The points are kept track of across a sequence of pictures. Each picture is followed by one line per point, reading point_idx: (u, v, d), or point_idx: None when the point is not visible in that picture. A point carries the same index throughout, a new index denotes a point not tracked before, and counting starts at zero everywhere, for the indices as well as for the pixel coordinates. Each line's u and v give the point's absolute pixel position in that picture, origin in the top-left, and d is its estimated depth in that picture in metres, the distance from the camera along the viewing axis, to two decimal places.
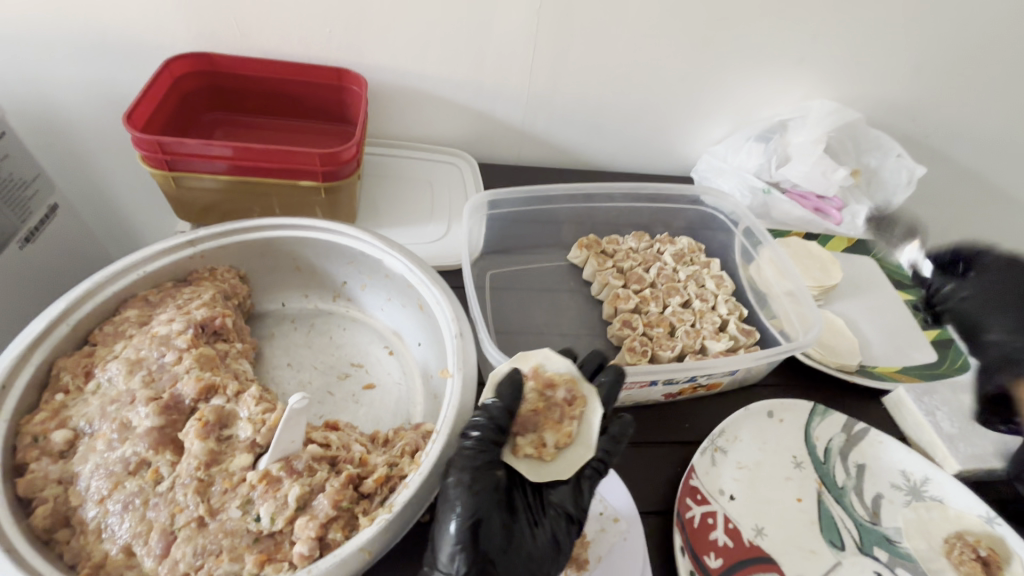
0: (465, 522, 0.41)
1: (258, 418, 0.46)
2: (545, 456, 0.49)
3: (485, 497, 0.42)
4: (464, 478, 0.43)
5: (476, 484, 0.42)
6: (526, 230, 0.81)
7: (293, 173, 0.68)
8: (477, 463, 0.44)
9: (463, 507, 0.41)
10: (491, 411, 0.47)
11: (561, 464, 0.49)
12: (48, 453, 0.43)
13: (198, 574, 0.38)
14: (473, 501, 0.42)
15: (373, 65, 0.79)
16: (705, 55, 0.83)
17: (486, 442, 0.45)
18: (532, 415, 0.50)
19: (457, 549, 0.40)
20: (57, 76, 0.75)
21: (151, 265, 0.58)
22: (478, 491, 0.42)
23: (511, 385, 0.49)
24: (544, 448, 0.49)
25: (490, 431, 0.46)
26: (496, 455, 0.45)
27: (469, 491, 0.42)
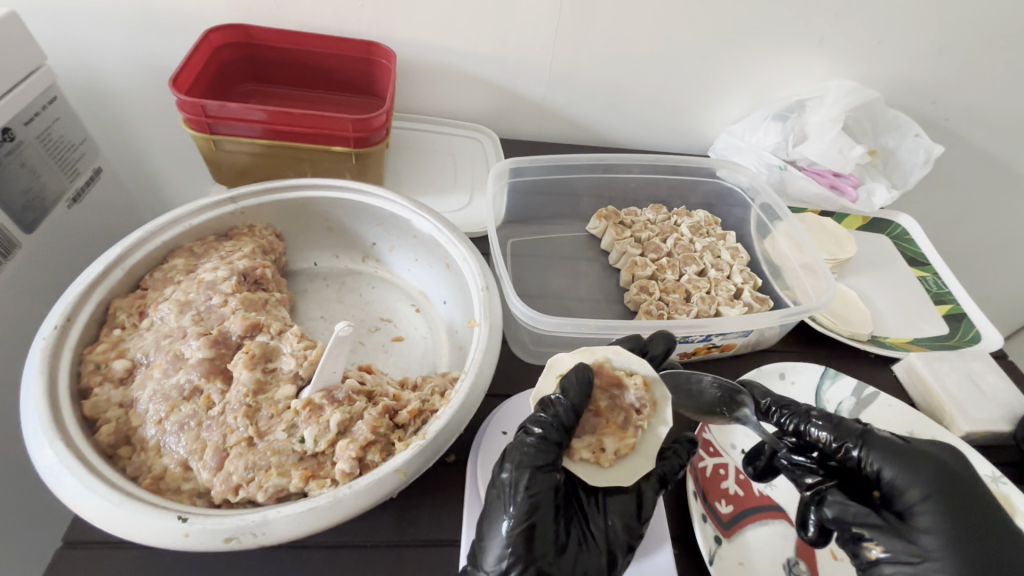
0: (520, 522, 0.41)
1: (300, 353, 0.50)
2: (602, 462, 0.47)
3: (542, 499, 0.42)
4: (522, 478, 0.42)
5: (533, 485, 0.42)
6: (546, 200, 0.84)
7: (327, 139, 0.71)
8: (537, 463, 0.43)
9: (518, 505, 0.41)
10: (554, 408, 0.45)
11: (622, 471, 0.47)
12: (110, 379, 0.48)
13: (249, 485, 0.42)
14: (529, 502, 0.41)
15: (402, 40, 0.82)
16: (725, 33, 0.84)
17: (547, 443, 0.44)
18: (594, 417, 0.49)
19: (507, 549, 0.40)
20: (104, 46, 0.79)
21: (195, 220, 0.61)
22: (534, 492, 0.42)
23: (574, 381, 0.47)
24: (603, 453, 0.47)
25: (553, 431, 0.44)
26: (557, 457, 0.44)
27: (527, 491, 0.41)
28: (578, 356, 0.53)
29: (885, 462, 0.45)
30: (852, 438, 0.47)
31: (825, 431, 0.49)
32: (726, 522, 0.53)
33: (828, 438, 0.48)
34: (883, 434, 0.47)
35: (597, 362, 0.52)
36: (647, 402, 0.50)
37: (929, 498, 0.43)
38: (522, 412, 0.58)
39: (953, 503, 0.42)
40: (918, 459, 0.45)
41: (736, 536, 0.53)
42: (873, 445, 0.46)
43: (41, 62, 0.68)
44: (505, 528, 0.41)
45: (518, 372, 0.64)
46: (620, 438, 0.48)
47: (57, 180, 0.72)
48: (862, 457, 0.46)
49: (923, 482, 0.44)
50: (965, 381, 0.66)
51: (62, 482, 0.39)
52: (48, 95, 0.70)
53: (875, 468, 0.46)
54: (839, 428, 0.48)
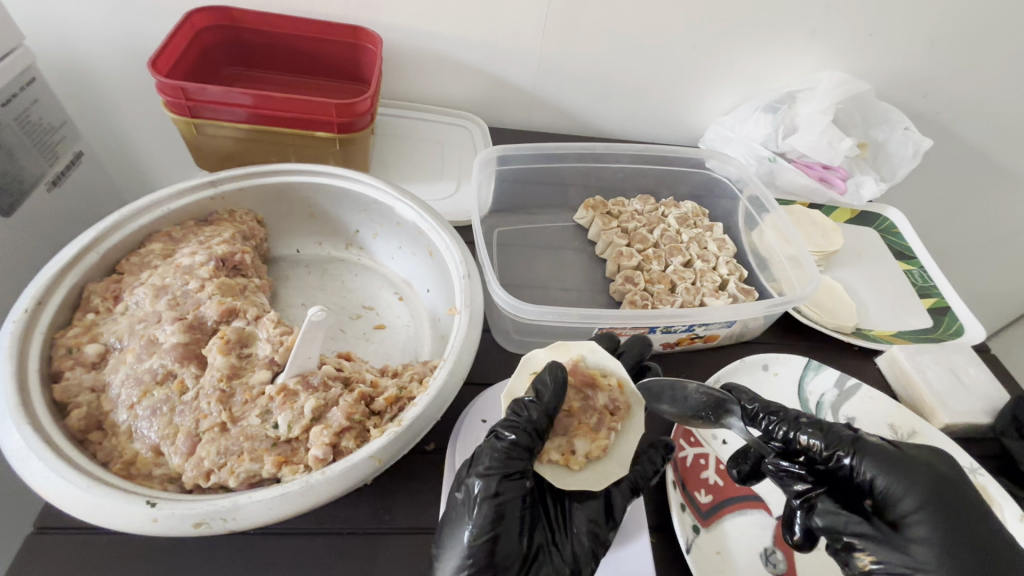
0: (483, 530, 0.40)
1: (276, 339, 0.50)
2: (572, 464, 0.48)
3: (508, 507, 0.41)
4: (489, 484, 0.41)
5: (500, 491, 0.41)
6: (533, 189, 0.83)
7: (310, 124, 0.70)
8: (506, 470, 0.42)
9: (482, 512, 0.41)
10: (526, 411, 0.45)
11: (591, 474, 0.48)
12: (82, 363, 0.47)
13: (221, 471, 0.41)
14: (494, 509, 0.41)
15: (388, 25, 0.81)
16: (716, 22, 0.83)
17: (518, 448, 0.43)
18: (566, 419, 0.49)
19: (468, 560, 0.39)
20: (84, 26, 0.77)
21: (171, 204, 0.60)
22: (500, 499, 0.41)
23: (549, 383, 0.47)
24: (573, 455, 0.48)
25: (524, 436, 0.44)
26: (527, 464, 0.44)
27: (492, 498, 0.41)
28: (552, 354, 0.54)
29: (877, 470, 0.45)
30: (844, 445, 0.47)
31: (817, 438, 0.48)
32: (704, 512, 0.53)
33: (819, 446, 0.48)
34: (874, 441, 0.47)
35: (572, 362, 0.53)
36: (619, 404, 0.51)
37: (921, 507, 0.43)
38: (503, 400, 0.57)
39: (946, 512, 0.42)
40: (909, 466, 0.45)
41: (715, 526, 0.53)
42: (866, 453, 0.46)
43: (18, 42, 0.67)
44: (466, 535, 0.40)
45: (501, 361, 0.63)
46: (591, 442, 0.48)
47: (35, 163, 0.71)
48: (853, 464, 0.46)
49: (915, 492, 0.43)
50: (946, 373, 0.67)
51: (29, 467, 0.39)
52: (25, 76, 0.69)
53: (866, 475, 0.45)
54: (831, 435, 0.48)
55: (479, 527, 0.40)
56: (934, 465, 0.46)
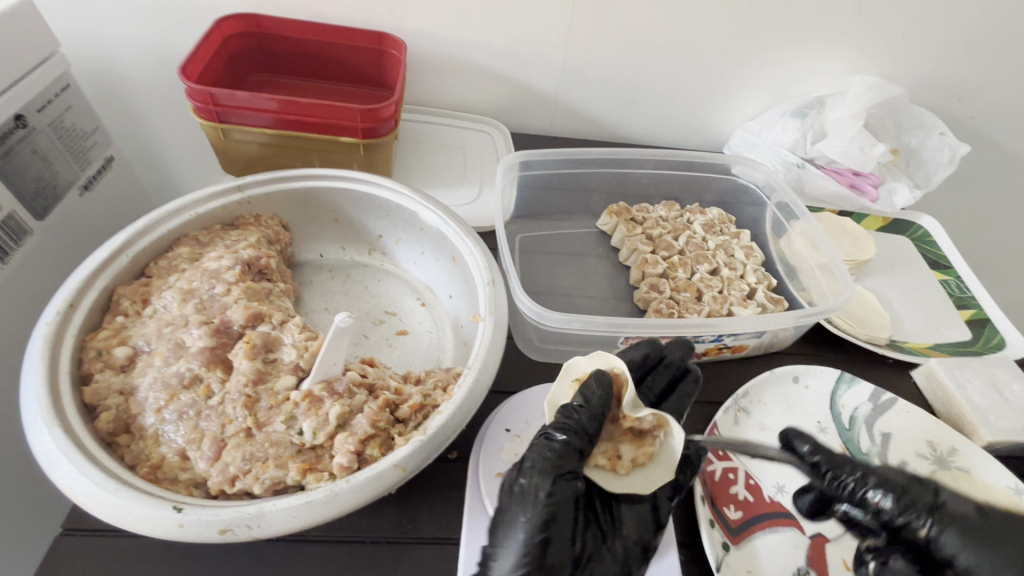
0: (538, 531, 0.40)
1: (302, 344, 0.49)
2: (619, 469, 0.48)
3: (561, 508, 0.41)
4: (542, 484, 0.41)
5: (554, 492, 0.41)
6: (556, 195, 0.83)
7: (335, 129, 0.70)
8: (558, 469, 0.42)
9: (536, 512, 0.40)
10: (575, 414, 0.46)
11: (639, 480, 0.47)
12: (110, 366, 0.47)
13: (246, 477, 0.41)
14: (548, 509, 0.40)
15: (412, 31, 0.81)
16: (743, 26, 0.82)
17: (570, 449, 0.43)
18: (611, 425, 0.50)
19: (524, 560, 0.39)
20: (117, 34, 0.79)
21: (199, 208, 0.60)
22: (553, 499, 0.41)
23: (596, 390, 0.47)
24: (619, 460, 0.48)
25: (575, 438, 0.44)
26: (577, 463, 0.44)
27: (547, 498, 0.41)
28: (594, 361, 0.53)
29: (960, 544, 0.40)
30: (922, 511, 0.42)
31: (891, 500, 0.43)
32: (734, 529, 0.52)
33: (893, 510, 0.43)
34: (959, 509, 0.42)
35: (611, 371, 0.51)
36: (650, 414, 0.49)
37: None
38: (527, 409, 0.56)
39: None
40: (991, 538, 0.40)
41: (745, 544, 0.51)
42: (947, 524, 0.41)
43: (53, 50, 0.69)
44: (520, 536, 0.40)
45: (523, 368, 0.62)
46: (637, 445, 0.49)
47: (68, 168, 0.73)
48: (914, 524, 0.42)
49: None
50: (987, 389, 0.64)
51: (59, 470, 0.39)
52: (60, 82, 0.70)
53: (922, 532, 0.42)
54: (908, 498, 0.43)
55: (534, 527, 0.40)
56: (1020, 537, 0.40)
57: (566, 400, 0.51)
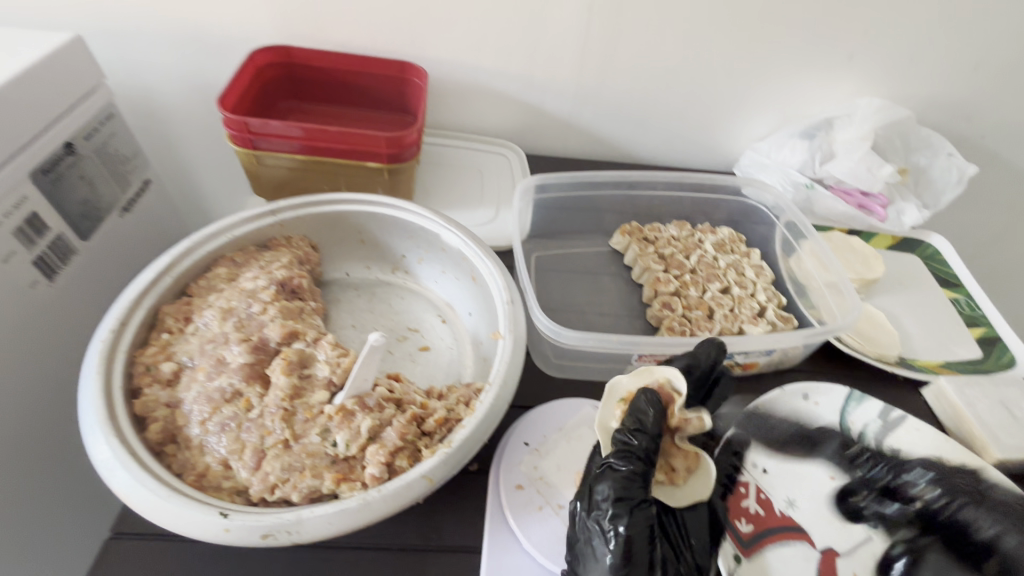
0: (621, 561, 0.43)
1: (334, 360, 0.53)
2: (677, 480, 0.52)
3: (639, 533, 0.45)
4: (620, 517, 0.45)
5: (631, 523, 0.44)
6: (571, 215, 0.86)
7: (362, 155, 0.74)
8: (631, 499, 0.46)
9: (618, 544, 0.44)
10: (634, 441, 0.49)
11: (692, 489, 0.52)
12: (158, 380, 0.51)
13: (285, 485, 0.44)
14: (629, 539, 0.44)
15: (433, 59, 0.85)
16: (750, 52, 0.85)
17: (637, 476, 0.47)
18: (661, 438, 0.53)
19: None
20: (157, 65, 0.84)
21: (236, 231, 0.64)
22: (632, 525, 0.45)
23: (649, 411, 0.50)
24: (675, 473, 0.52)
25: (639, 465, 0.47)
26: (646, 490, 0.47)
27: (628, 526, 0.44)
28: (635, 379, 0.55)
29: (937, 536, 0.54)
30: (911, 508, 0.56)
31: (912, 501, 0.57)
32: (746, 541, 0.53)
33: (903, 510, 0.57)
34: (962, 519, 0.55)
35: (657, 384, 0.54)
36: (696, 417, 0.52)
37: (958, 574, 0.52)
38: (545, 424, 0.59)
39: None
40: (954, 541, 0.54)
41: (757, 557, 0.53)
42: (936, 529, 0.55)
43: (100, 81, 0.74)
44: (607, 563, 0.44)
45: (540, 384, 0.65)
46: (684, 456, 0.52)
47: (111, 191, 0.77)
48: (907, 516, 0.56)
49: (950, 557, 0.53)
50: (996, 407, 0.65)
51: (116, 477, 0.42)
52: (105, 111, 0.75)
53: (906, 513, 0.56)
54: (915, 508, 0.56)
55: (617, 557, 0.43)
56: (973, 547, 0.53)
57: (616, 421, 0.52)
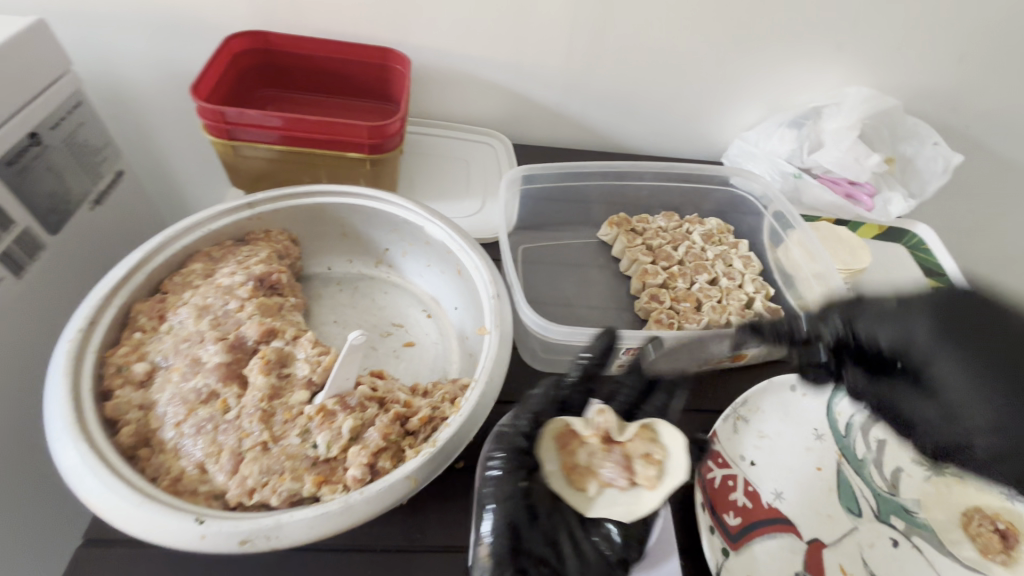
0: (497, 520, 0.44)
1: (314, 359, 0.52)
2: (661, 462, 0.46)
3: (515, 512, 0.44)
4: (501, 467, 0.46)
5: (511, 476, 0.45)
6: (558, 207, 0.84)
7: (342, 146, 0.72)
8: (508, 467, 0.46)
9: (495, 494, 0.45)
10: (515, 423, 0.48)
11: (677, 460, 0.46)
12: (130, 382, 0.49)
13: (264, 489, 0.43)
14: (507, 490, 0.45)
15: (416, 46, 0.83)
16: (739, 40, 0.83)
17: (506, 457, 0.46)
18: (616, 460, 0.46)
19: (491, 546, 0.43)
20: (128, 51, 0.81)
21: (212, 225, 0.62)
22: (506, 505, 0.44)
23: (540, 396, 0.50)
24: (654, 461, 0.46)
25: (511, 446, 0.46)
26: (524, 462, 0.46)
27: (499, 500, 0.45)
28: (548, 453, 0.47)
29: (879, 332, 0.47)
30: (843, 324, 0.50)
31: (823, 326, 0.52)
32: (734, 535, 0.53)
33: (873, 337, 0.47)
34: (873, 304, 0.49)
35: (559, 435, 0.47)
36: (601, 416, 0.47)
37: (940, 375, 0.43)
38: None
39: (955, 339, 0.43)
40: (939, 323, 0.44)
41: (744, 550, 0.52)
42: (867, 317, 0.48)
43: (66, 67, 0.70)
44: (487, 542, 0.44)
45: (528, 379, 0.64)
46: (640, 453, 0.46)
47: (80, 182, 0.74)
48: (873, 337, 0.47)
49: (915, 344, 0.45)
50: None
51: (85, 483, 0.41)
52: (72, 100, 0.71)
53: (874, 342, 0.47)
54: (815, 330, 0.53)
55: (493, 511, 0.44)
56: (960, 301, 0.44)
57: (592, 489, 0.46)
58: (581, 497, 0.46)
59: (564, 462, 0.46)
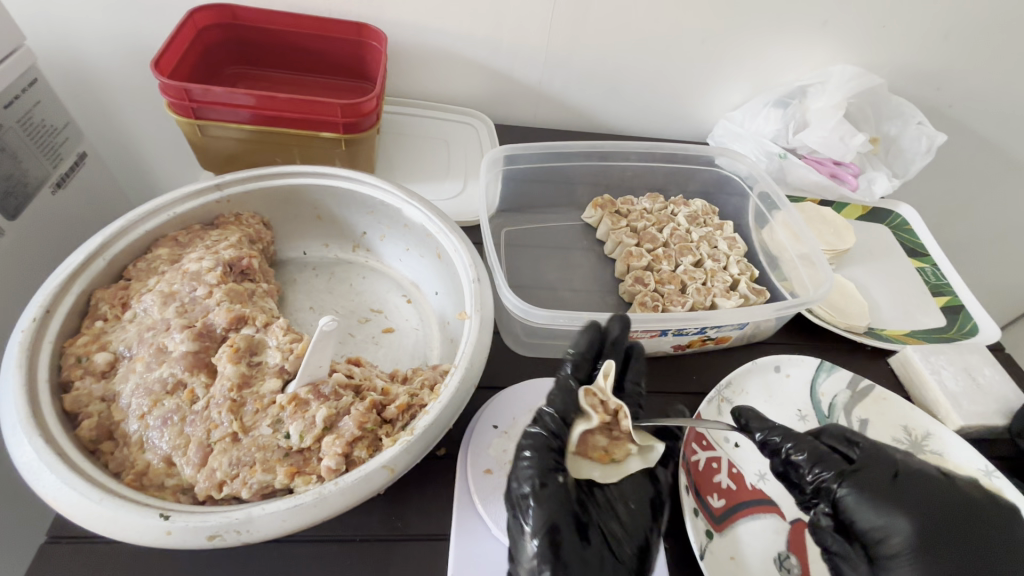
0: (542, 526, 0.42)
1: (286, 346, 0.50)
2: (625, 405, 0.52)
3: (558, 511, 0.43)
4: (537, 473, 0.44)
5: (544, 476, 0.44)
6: (541, 189, 0.83)
7: (316, 125, 0.68)
8: (542, 468, 0.44)
9: (536, 500, 0.43)
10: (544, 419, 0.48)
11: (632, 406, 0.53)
12: (91, 372, 0.47)
13: (233, 482, 0.42)
14: (547, 497, 0.43)
15: (391, 21, 0.79)
16: (724, 16, 0.81)
17: (542, 450, 0.46)
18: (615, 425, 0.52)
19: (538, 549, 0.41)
20: (86, 26, 0.76)
21: (180, 208, 0.59)
22: (548, 502, 0.43)
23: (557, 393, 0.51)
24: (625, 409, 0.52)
25: (544, 440, 0.46)
26: (557, 459, 0.46)
27: (540, 499, 0.43)
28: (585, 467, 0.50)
29: (862, 504, 0.46)
30: (831, 478, 0.47)
31: (809, 470, 0.48)
32: (718, 517, 0.52)
33: (859, 514, 0.46)
34: (872, 476, 0.47)
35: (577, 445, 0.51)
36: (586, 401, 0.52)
37: (902, 552, 0.44)
38: (513, 406, 0.57)
39: (936, 559, 0.43)
40: (930, 534, 0.44)
41: (728, 531, 0.52)
42: (855, 487, 0.47)
43: (19, 42, 0.65)
44: (532, 545, 0.41)
45: (510, 364, 0.63)
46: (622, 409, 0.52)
47: (39, 165, 0.70)
48: (853, 516, 0.46)
49: (904, 538, 0.44)
50: (960, 373, 0.66)
51: (41, 480, 0.38)
52: (28, 77, 0.66)
53: (854, 517, 0.46)
54: (822, 465, 0.48)
55: (535, 515, 0.42)
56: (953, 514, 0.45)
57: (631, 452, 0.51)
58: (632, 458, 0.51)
59: (601, 457, 0.51)
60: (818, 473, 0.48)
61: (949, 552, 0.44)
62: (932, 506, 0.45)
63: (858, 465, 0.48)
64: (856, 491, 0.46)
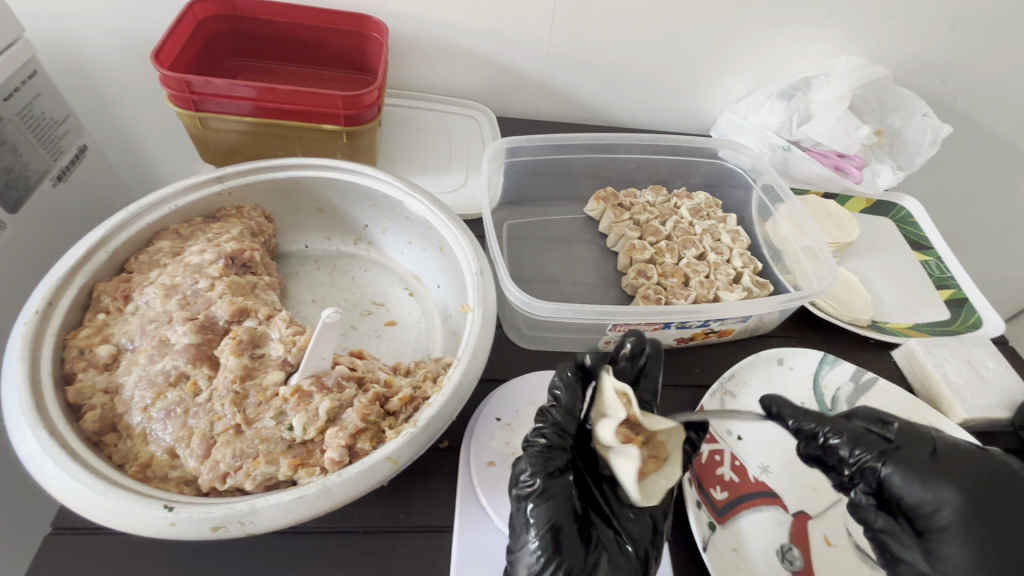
0: (543, 524, 0.41)
1: (289, 339, 0.50)
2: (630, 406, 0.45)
3: (561, 508, 0.42)
4: (542, 472, 0.43)
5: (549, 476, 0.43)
6: (543, 181, 0.82)
7: (317, 117, 0.68)
8: (548, 467, 0.44)
9: (537, 499, 0.42)
10: (549, 414, 0.47)
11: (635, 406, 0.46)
12: (94, 365, 0.47)
13: (237, 474, 0.42)
14: (548, 496, 0.42)
15: (393, 13, 0.79)
16: (728, 8, 0.81)
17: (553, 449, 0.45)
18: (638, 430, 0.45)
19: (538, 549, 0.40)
20: (86, 18, 0.76)
21: (180, 201, 0.59)
22: (552, 500, 0.42)
23: (563, 385, 0.48)
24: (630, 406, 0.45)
25: (556, 437, 0.46)
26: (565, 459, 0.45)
27: (540, 498, 0.42)
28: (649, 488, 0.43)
29: (906, 481, 0.49)
30: (873, 458, 0.50)
31: (850, 453, 0.51)
32: (720, 509, 0.52)
33: (904, 489, 0.49)
34: (909, 450, 0.50)
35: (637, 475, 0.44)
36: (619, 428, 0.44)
37: (951, 522, 0.47)
38: (517, 399, 0.57)
39: (982, 527, 0.46)
40: (975, 501, 0.47)
41: (730, 523, 0.52)
42: (897, 464, 0.50)
43: (18, 33, 0.64)
44: (532, 541, 0.41)
45: (513, 357, 0.63)
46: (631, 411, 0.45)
47: (39, 158, 0.69)
48: (901, 492, 0.49)
49: (951, 508, 0.47)
50: (964, 366, 0.65)
51: (45, 471, 0.38)
52: (27, 69, 0.66)
53: (899, 492, 0.49)
54: (864, 447, 0.51)
55: (536, 513, 0.42)
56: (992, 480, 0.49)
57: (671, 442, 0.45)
58: (670, 466, 0.44)
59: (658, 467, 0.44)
60: (861, 455, 0.50)
61: (998, 522, 0.47)
62: (968, 473, 0.49)
63: (895, 443, 0.51)
64: (899, 469, 0.49)
